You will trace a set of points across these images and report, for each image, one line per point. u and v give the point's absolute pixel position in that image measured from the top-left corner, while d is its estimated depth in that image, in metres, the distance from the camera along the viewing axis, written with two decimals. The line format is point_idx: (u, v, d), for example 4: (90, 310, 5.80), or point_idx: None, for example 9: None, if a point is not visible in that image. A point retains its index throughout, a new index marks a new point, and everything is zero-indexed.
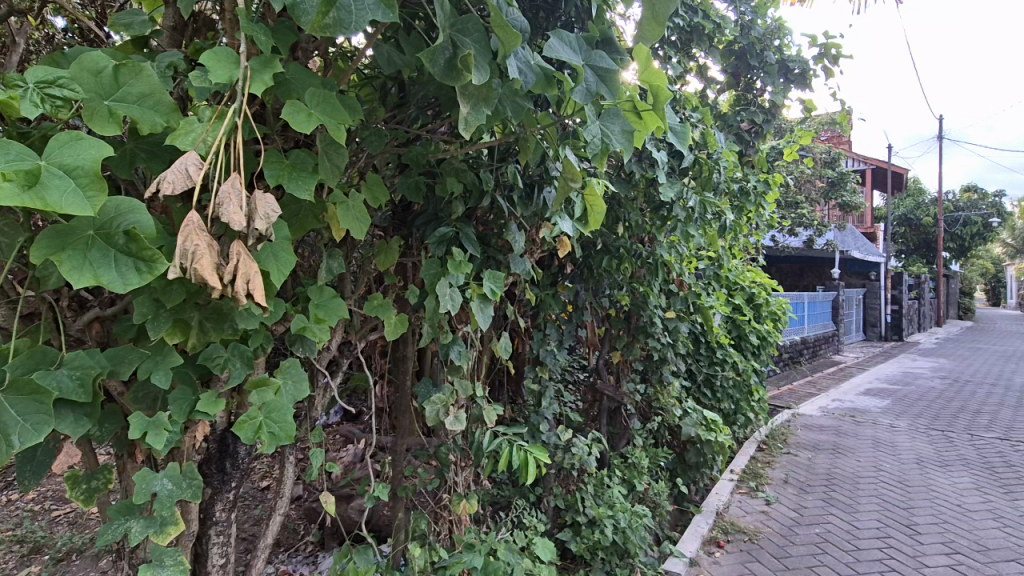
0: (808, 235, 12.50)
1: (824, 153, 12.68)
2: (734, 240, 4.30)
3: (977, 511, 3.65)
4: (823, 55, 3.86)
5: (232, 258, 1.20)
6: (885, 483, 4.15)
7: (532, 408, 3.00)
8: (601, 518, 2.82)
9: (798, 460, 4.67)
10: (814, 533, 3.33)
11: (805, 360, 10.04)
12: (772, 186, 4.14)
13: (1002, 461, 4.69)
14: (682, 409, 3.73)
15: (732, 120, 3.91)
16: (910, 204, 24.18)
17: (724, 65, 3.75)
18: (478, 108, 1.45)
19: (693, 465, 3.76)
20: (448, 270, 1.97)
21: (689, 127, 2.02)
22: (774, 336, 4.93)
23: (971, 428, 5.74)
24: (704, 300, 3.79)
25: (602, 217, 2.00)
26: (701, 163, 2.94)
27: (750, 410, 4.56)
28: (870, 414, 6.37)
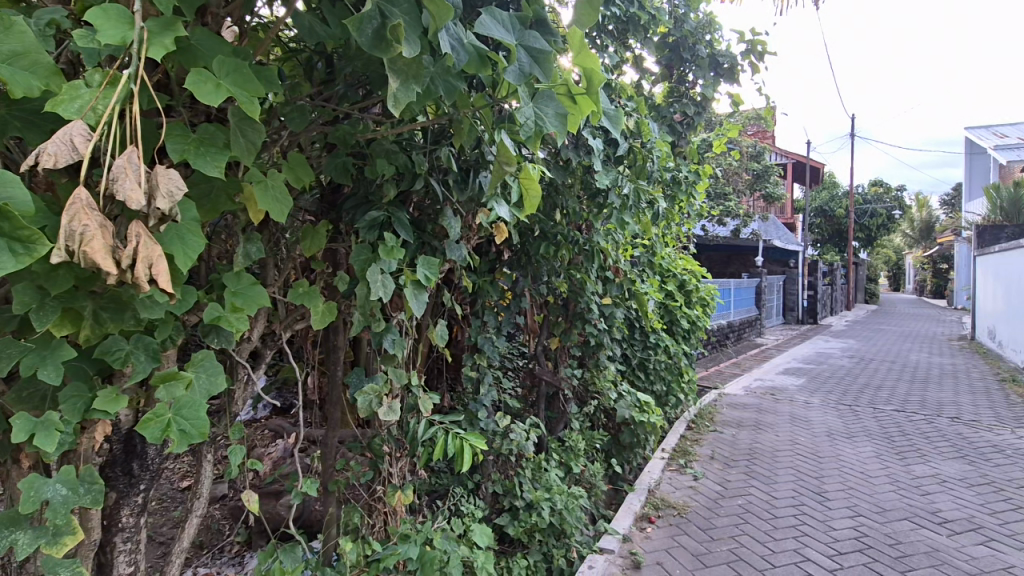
0: (735, 225, 13.22)
1: (751, 147, 13.32)
2: (667, 228, 4.45)
3: (877, 477, 4.02)
4: (750, 51, 4.03)
5: (132, 240, 1.09)
6: (799, 456, 4.48)
7: (471, 396, 2.99)
8: (539, 501, 2.87)
9: (724, 437, 4.95)
10: (736, 505, 3.55)
11: (731, 343, 10.64)
12: (702, 176, 4.31)
13: (899, 431, 5.19)
14: (617, 392, 3.84)
15: (665, 111, 3.98)
16: (824, 197, 26.05)
17: (659, 57, 3.84)
18: (408, 85, 1.39)
19: (627, 446, 3.90)
20: (379, 256, 1.89)
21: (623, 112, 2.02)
22: (702, 321, 5.16)
23: (873, 402, 6.30)
24: (639, 287, 3.90)
25: (538, 201, 2.00)
26: (635, 152, 3.00)
27: (681, 391, 4.78)
28: (788, 392, 6.85)
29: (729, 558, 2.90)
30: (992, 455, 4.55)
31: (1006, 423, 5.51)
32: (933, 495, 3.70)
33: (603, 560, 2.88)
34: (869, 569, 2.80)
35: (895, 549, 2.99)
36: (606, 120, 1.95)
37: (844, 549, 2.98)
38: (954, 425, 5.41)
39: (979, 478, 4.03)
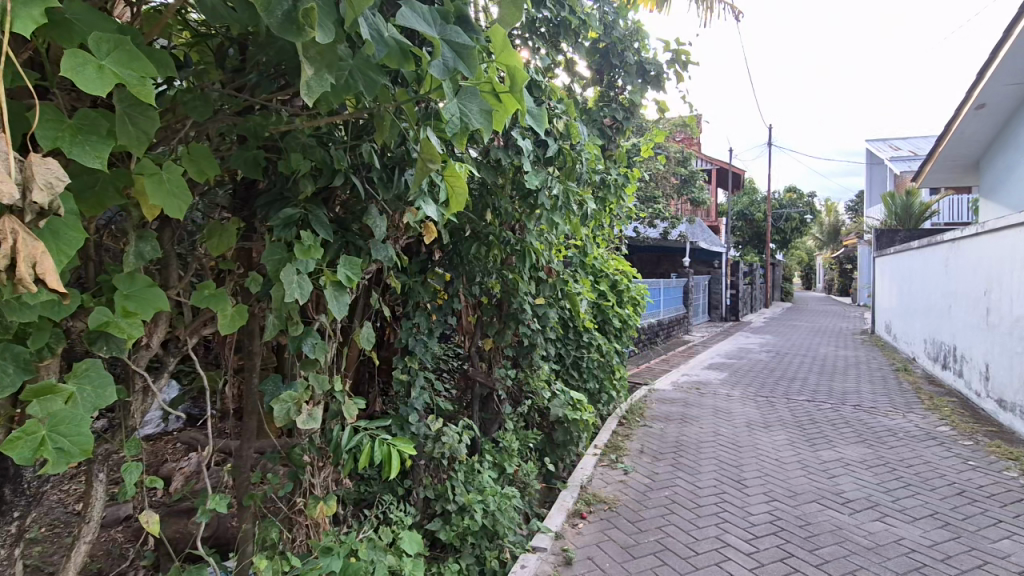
0: (664, 227, 13.80)
1: (679, 153, 13.93)
2: (598, 229, 4.54)
3: (790, 463, 4.31)
4: (674, 60, 4.20)
5: (6, 238, 0.98)
6: (721, 446, 4.72)
7: (402, 399, 2.91)
8: (471, 504, 2.83)
9: (653, 431, 5.13)
10: (663, 496, 3.68)
11: (660, 341, 11.08)
12: (631, 179, 4.44)
13: (810, 419, 5.60)
14: (550, 391, 3.87)
15: (596, 115, 4.06)
16: (745, 202, 27.78)
17: (589, 61, 3.91)
18: (322, 75, 1.32)
19: (560, 444, 3.95)
20: (295, 256, 1.79)
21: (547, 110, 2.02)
22: (633, 320, 5.32)
23: (787, 394, 6.76)
24: (571, 287, 3.97)
25: (463, 200, 1.92)
26: (564, 154, 3.03)
27: (613, 389, 4.90)
28: (712, 386, 7.21)
29: (655, 548, 3.00)
30: (887, 438, 5.00)
31: (900, 409, 6.09)
32: (838, 477, 4.01)
33: (535, 559, 2.89)
34: (782, 550, 2.98)
35: (805, 530, 3.20)
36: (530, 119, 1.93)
37: (761, 533, 3.16)
38: (856, 412, 5.90)
39: (877, 460, 4.41)
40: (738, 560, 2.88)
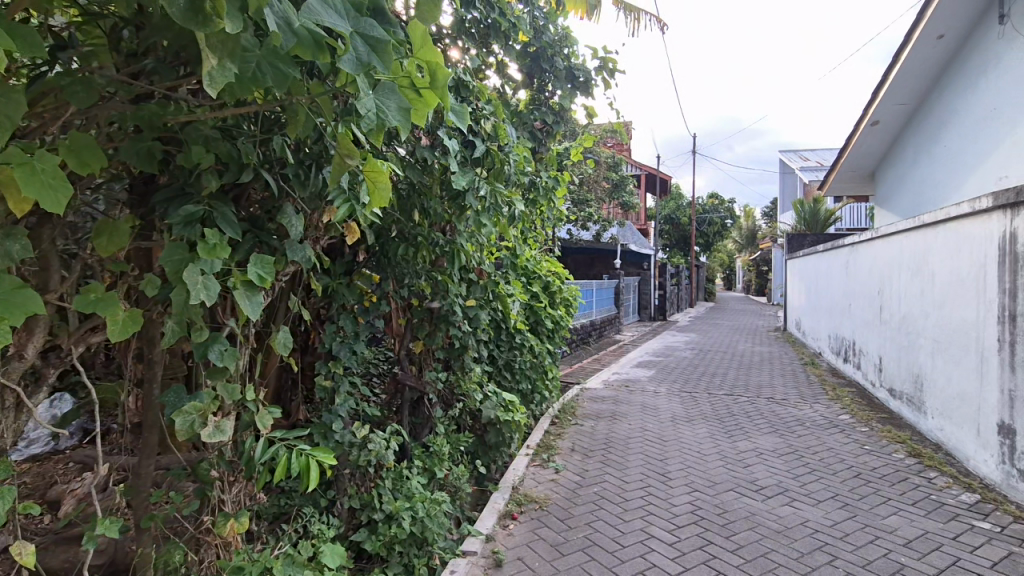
0: (596, 230, 14.19)
1: (610, 158, 14.38)
2: (529, 231, 4.59)
3: (710, 454, 4.54)
4: (602, 68, 4.32)
5: None
6: (648, 441, 4.90)
7: (326, 407, 2.79)
8: (398, 512, 2.76)
9: (584, 429, 5.24)
10: (592, 493, 3.77)
11: (592, 340, 11.37)
12: (561, 182, 4.52)
13: (728, 413, 5.93)
14: (482, 393, 3.86)
15: (527, 118, 4.09)
16: (672, 207, 29.17)
17: (520, 65, 3.94)
18: (226, 64, 1.25)
19: (492, 446, 3.95)
20: (199, 256, 1.66)
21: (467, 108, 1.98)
22: (564, 321, 5.41)
23: (709, 389, 7.13)
24: (502, 289, 3.97)
25: (388, 194, 1.85)
26: (492, 155, 3.01)
27: (545, 389, 4.95)
28: (640, 383, 7.48)
29: (584, 544, 3.05)
30: (796, 428, 5.39)
31: (806, 400, 6.59)
32: (753, 466, 4.27)
33: (465, 563, 2.85)
34: (702, 538, 3.13)
35: (722, 518, 3.38)
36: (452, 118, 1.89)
37: (682, 523, 3.31)
38: (769, 405, 6.31)
39: (787, 448, 4.74)
40: (662, 550, 2.99)
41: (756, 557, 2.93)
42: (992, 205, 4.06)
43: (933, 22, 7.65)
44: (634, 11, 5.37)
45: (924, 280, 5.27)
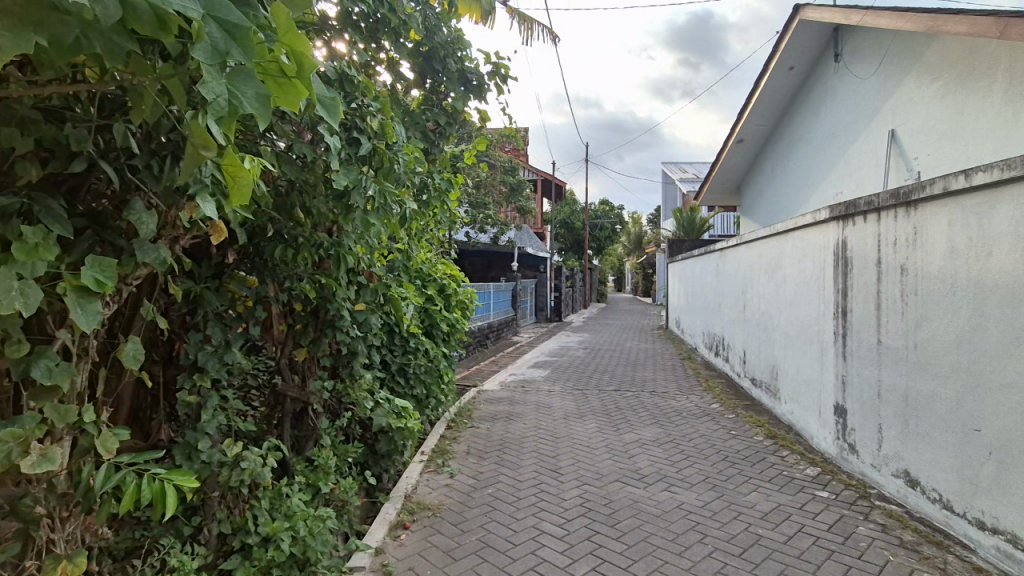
0: (495, 234, 14.43)
1: (506, 162, 14.67)
2: (423, 232, 4.51)
3: (599, 448, 4.76)
4: (495, 73, 4.36)
5: None
6: (541, 439, 5.03)
7: (191, 424, 2.52)
8: (277, 533, 2.59)
9: (480, 431, 5.27)
10: (486, 494, 3.78)
11: (490, 342, 11.51)
12: (453, 185, 4.49)
13: (615, 407, 6.29)
14: (373, 401, 3.71)
15: (419, 117, 3.99)
16: (567, 212, 30.45)
17: (412, 63, 3.85)
18: (18, 31, 1.06)
19: (384, 455, 3.83)
20: (14, 257, 1.41)
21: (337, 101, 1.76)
22: (460, 324, 5.38)
23: (599, 385, 7.51)
24: (394, 292, 3.83)
25: (248, 190, 1.68)
26: (379, 154, 2.85)
27: (440, 393, 4.88)
28: (535, 383, 7.68)
29: (476, 547, 3.05)
30: (674, 418, 5.84)
31: (682, 391, 7.19)
32: (636, 457, 4.56)
33: None
34: (589, 529, 3.27)
35: (608, 508, 3.56)
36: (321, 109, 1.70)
37: (572, 517, 3.44)
38: (651, 398, 6.78)
39: (666, 438, 5.11)
40: (552, 545, 3.07)
41: (637, 543, 3.11)
42: (829, 216, 4.70)
43: (786, 53, 8.77)
44: (527, 20, 5.50)
45: (779, 281, 5.97)
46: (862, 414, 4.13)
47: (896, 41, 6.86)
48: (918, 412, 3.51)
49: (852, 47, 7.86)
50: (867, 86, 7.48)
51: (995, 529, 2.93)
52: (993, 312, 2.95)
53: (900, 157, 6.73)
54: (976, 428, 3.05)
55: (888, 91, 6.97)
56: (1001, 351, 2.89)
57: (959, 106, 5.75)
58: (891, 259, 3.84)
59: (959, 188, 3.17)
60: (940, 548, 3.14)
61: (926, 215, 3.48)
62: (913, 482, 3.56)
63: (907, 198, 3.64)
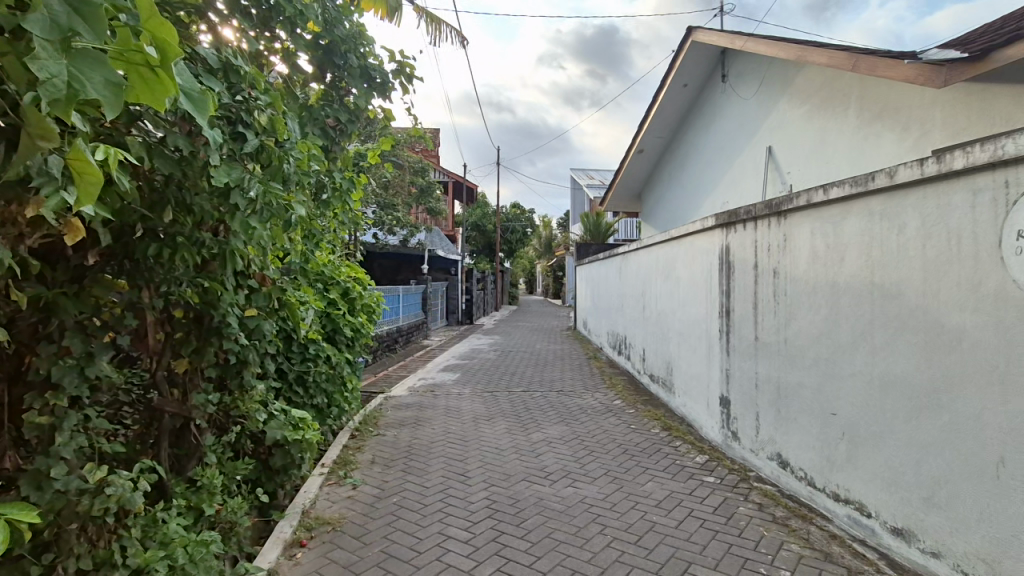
0: (404, 236, 14.20)
1: (415, 162, 14.53)
2: (323, 233, 4.31)
3: (506, 449, 4.82)
4: (399, 72, 4.27)
5: None
6: (449, 444, 4.99)
7: (42, 449, 2.19)
8: (149, 564, 2.36)
9: (386, 438, 5.12)
10: (391, 504, 3.69)
11: (399, 347, 11.26)
12: (356, 185, 4.33)
13: (524, 408, 6.39)
14: (266, 413, 3.48)
15: (318, 113, 3.70)
16: (479, 214, 30.53)
17: (310, 56, 3.67)
18: None
19: (278, 470, 3.60)
20: None
21: (204, 93, 1.61)
22: (366, 328, 5.20)
23: (508, 387, 7.60)
24: (291, 297, 3.62)
25: (99, 192, 1.48)
26: (267, 151, 2.69)
27: (343, 402, 4.69)
28: (445, 387, 7.61)
29: (379, 559, 2.96)
30: (580, 416, 6.05)
31: (588, 390, 7.48)
32: (542, 455, 4.67)
33: None
34: (495, 530, 3.30)
35: (514, 508, 3.61)
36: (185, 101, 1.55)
37: (478, 519, 3.44)
38: (558, 397, 6.98)
39: (572, 435, 5.28)
40: (457, 549, 3.06)
41: (541, 540, 3.18)
42: (714, 224, 5.12)
43: (680, 71, 9.46)
44: (434, 21, 5.46)
45: (673, 283, 6.41)
46: (742, 404, 4.54)
47: (771, 68, 7.64)
48: (788, 400, 3.93)
49: (737, 70, 8.63)
50: (748, 106, 8.25)
51: (847, 499, 3.35)
52: (845, 310, 3.37)
53: (775, 172, 7.50)
54: (833, 412, 3.47)
55: (765, 111, 7.75)
56: (851, 344, 3.31)
57: (822, 128, 6.52)
58: (765, 264, 4.25)
59: (818, 201, 3.58)
60: (805, 520, 3.53)
61: (793, 224, 3.91)
62: (784, 463, 3.97)
63: (777, 208, 4.05)
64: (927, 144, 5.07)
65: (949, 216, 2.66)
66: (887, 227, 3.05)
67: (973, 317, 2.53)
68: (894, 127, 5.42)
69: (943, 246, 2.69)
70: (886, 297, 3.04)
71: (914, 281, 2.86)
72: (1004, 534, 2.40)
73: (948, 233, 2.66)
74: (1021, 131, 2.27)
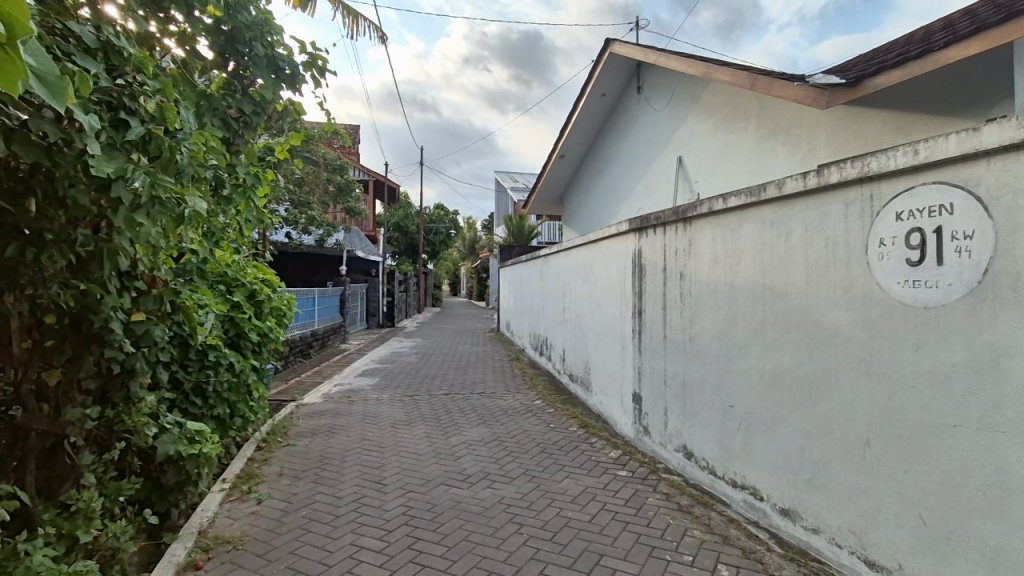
0: (319, 236, 13.62)
1: (331, 159, 14.05)
2: (225, 232, 4.03)
3: (425, 454, 4.75)
4: (311, 65, 4.08)
5: None
6: (365, 451, 4.84)
7: None
8: None
9: (296, 448, 4.87)
10: (299, 517, 3.51)
11: (313, 352, 10.75)
12: (262, 181, 4.09)
13: (445, 411, 6.34)
14: (157, 427, 3.19)
15: (218, 104, 3.48)
16: (400, 215, 30.11)
17: (210, 42, 3.42)
18: None
19: (172, 488, 3.33)
20: None
21: (67, 81, 1.47)
22: (275, 333, 4.92)
23: (429, 390, 7.51)
24: (187, 299, 3.34)
25: None
26: (155, 140, 2.44)
27: (249, 411, 4.42)
28: (362, 392, 7.37)
29: None
30: (500, 417, 6.09)
31: (508, 391, 7.55)
32: (462, 458, 4.65)
33: None
34: (411, 537, 3.24)
35: (431, 513, 3.56)
36: (35, 83, 1.38)
37: (393, 527, 3.36)
38: (479, 399, 6.98)
39: (491, 437, 5.30)
40: (370, 559, 2.97)
41: (458, 543, 3.17)
42: (628, 229, 5.36)
43: (599, 82, 9.84)
44: (351, 14, 5.29)
45: (591, 285, 6.62)
46: (653, 400, 4.78)
47: (681, 83, 8.13)
48: (693, 395, 4.18)
49: (650, 83, 9.08)
50: (661, 117, 8.72)
51: (743, 485, 3.63)
52: (741, 310, 3.65)
53: (685, 180, 7.97)
54: (730, 405, 3.75)
55: (676, 123, 8.23)
56: (746, 342, 3.59)
57: (725, 141, 7.02)
58: (673, 267, 4.51)
59: (718, 209, 3.85)
60: (707, 507, 3.77)
61: (697, 230, 4.17)
62: (689, 454, 4.23)
63: (683, 215, 4.31)
64: (814, 160, 5.62)
65: (827, 225, 2.95)
66: (776, 235, 3.34)
67: (847, 314, 2.82)
68: (786, 143, 5.95)
69: (821, 252, 2.99)
70: (776, 298, 3.33)
71: (798, 283, 3.15)
72: (869, 508, 2.70)
73: (826, 240, 2.96)
74: (884, 151, 2.57)
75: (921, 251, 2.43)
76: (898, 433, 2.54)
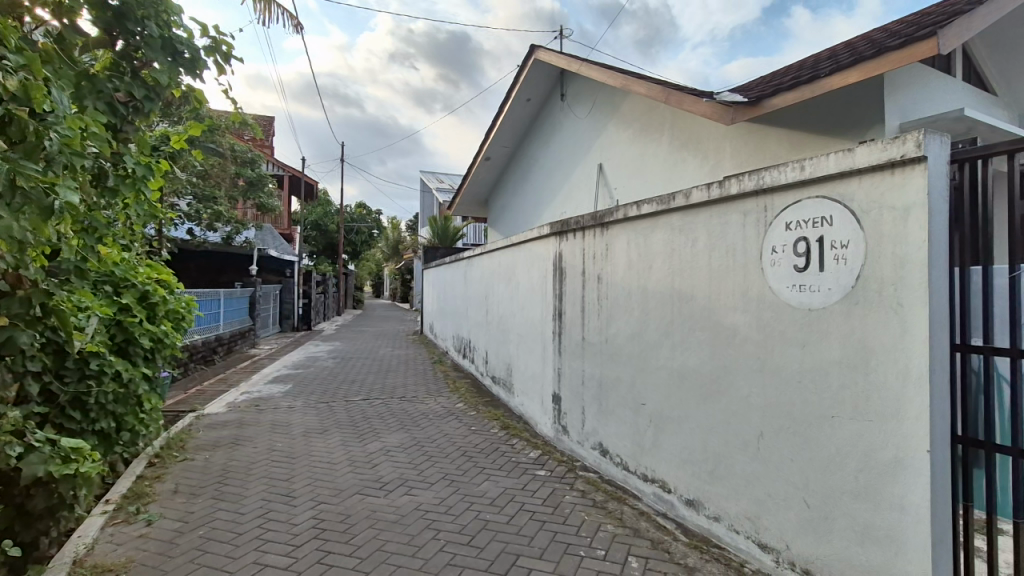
0: (227, 233, 12.71)
1: (240, 151, 13.17)
2: (110, 227, 3.65)
3: (339, 463, 4.55)
4: (214, 50, 3.80)
5: None
6: (274, 462, 4.57)
7: None
8: None
9: (194, 463, 4.50)
10: (196, 538, 3.24)
11: (217, 357, 10.01)
12: (156, 172, 3.76)
13: (362, 417, 6.13)
14: (23, 446, 2.79)
15: (103, 86, 3.12)
16: (319, 213, 28.84)
17: (94, 17, 3.10)
18: None
19: (40, 515, 2.96)
20: None
21: None
22: (171, 338, 4.52)
23: (346, 396, 7.23)
24: (62, 301, 2.97)
25: None
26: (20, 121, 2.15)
27: (138, 424, 4.03)
28: (271, 400, 6.95)
29: None
30: (420, 422, 5.98)
31: (429, 395, 7.44)
32: (378, 466, 4.51)
33: None
34: (321, 550, 3.09)
35: (344, 524, 3.42)
36: None
37: (302, 542, 3.19)
38: (399, 404, 6.82)
39: (411, 442, 5.19)
40: None
41: (372, 554, 3.06)
42: (549, 232, 5.46)
43: (523, 87, 9.99)
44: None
45: (513, 288, 6.69)
46: (571, 400, 4.90)
47: (601, 93, 8.44)
48: (608, 394, 4.34)
49: (573, 91, 9.35)
50: (583, 125, 9.00)
51: (653, 479, 3.81)
52: (652, 313, 3.83)
53: (604, 187, 8.26)
54: (642, 403, 3.93)
55: (597, 131, 8.52)
56: (656, 343, 3.77)
57: (642, 151, 7.36)
58: (591, 271, 4.66)
59: (632, 216, 4.03)
60: (620, 502, 3.91)
61: (613, 236, 4.33)
62: (604, 451, 4.38)
63: (601, 221, 4.46)
64: (720, 171, 6.02)
65: (728, 234, 3.17)
66: (683, 242, 3.55)
67: (744, 317, 3.04)
68: (696, 155, 6.33)
69: (722, 259, 3.21)
70: (683, 301, 3.53)
71: (702, 288, 3.36)
72: (761, 495, 2.93)
73: (726, 248, 3.18)
74: (776, 166, 2.80)
75: (806, 258, 2.67)
76: (787, 424, 2.78)
